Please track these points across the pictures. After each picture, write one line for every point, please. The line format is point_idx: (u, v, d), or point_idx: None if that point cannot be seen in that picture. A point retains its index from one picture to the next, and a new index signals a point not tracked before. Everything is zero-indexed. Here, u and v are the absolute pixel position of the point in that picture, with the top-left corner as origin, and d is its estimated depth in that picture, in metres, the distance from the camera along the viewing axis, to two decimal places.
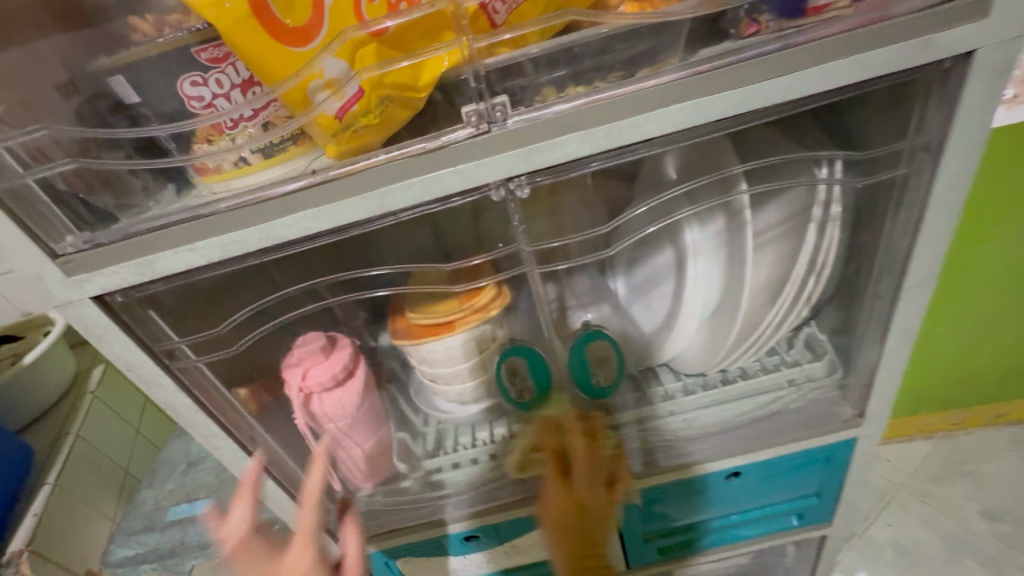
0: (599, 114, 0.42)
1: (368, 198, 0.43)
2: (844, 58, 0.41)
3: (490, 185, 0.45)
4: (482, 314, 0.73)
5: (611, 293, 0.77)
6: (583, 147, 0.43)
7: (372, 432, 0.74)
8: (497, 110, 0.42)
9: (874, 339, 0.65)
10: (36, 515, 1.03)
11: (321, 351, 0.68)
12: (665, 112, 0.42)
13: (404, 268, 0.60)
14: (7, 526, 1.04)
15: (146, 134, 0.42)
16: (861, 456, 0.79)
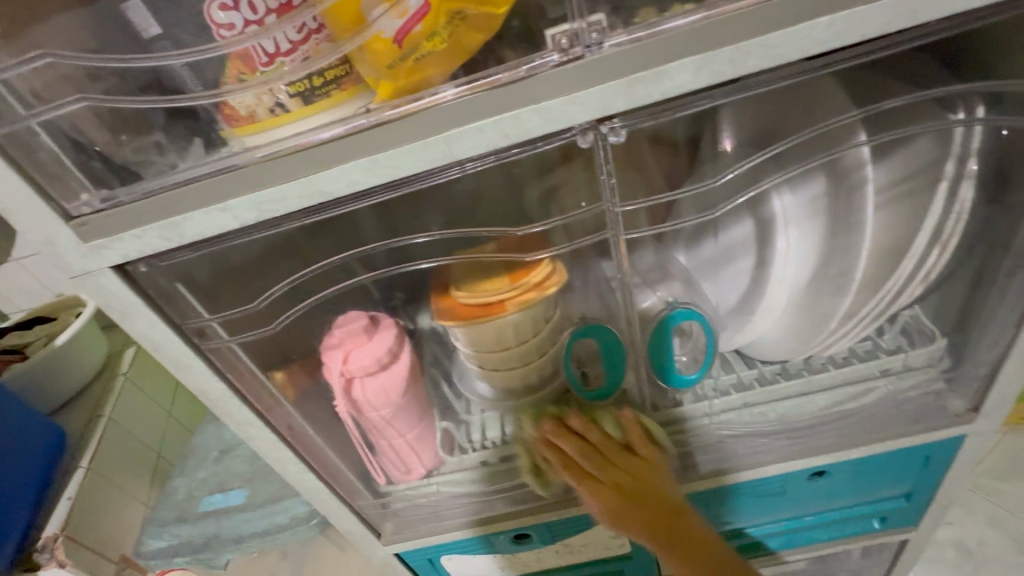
0: (723, 33, 0.33)
1: (433, 144, 0.36)
2: None
3: (577, 129, 0.37)
4: (539, 292, 0.66)
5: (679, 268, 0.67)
6: (700, 77, 0.34)
7: (416, 421, 0.68)
8: (593, 31, 0.34)
9: (1007, 321, 0.56)
10: (70, 499, 1.01)
11: (363, 332, 0.61)
12: (811, 27, 0.33)
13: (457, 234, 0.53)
14: (40, 510, 1.02)
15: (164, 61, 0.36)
16: (967, 456, 0.69)
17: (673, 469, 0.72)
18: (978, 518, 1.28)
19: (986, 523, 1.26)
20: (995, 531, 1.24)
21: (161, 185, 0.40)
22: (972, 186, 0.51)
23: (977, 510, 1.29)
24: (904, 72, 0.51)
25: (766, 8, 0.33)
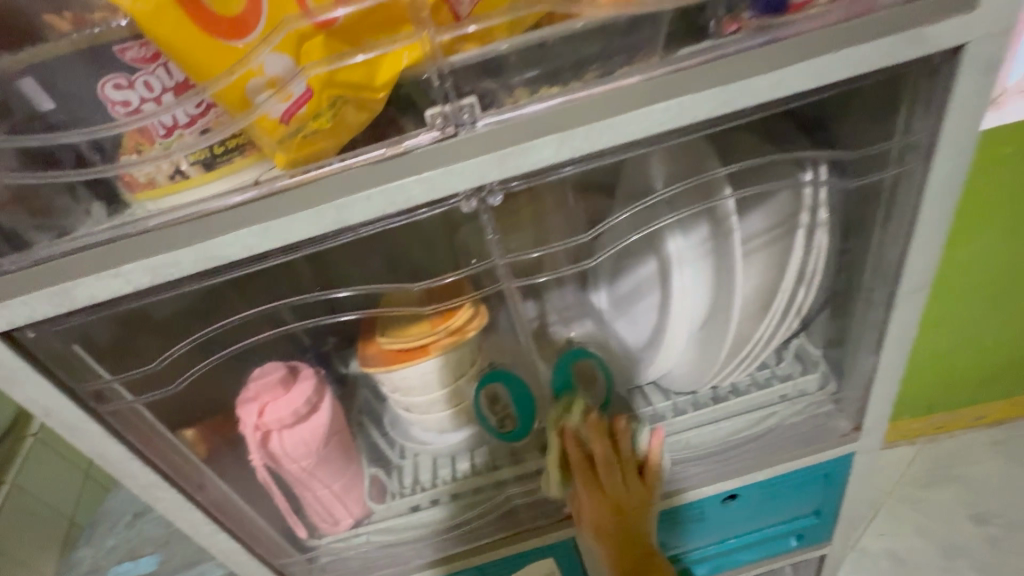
0: (577, 115, 0.39)
1: (322, 211, 0.39)
2: (829, 53, 0.39)
3: (459, 194, 0.41)
4: (458, 337, 0.68)
5: (594, 307, 0.74)
6: (560, 151, 0.39)
7: (341, 471, 0.68)
8: (465, 112, 0.38)
9: (868, 348, 0.63)
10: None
11: (280, 384, 0.61)
12: (648, 112, 0.39)
13: (371, 289, 0.54)
14: None
15: (55, 140, 0.37)
16: (860, 472, 0.76)
17: None
18: (906, 528, 1.42)
19: (913, 533, 1.41)
20: (922, 540, 1.39)
21: (53, 252, 0.40)
22: (826, 232, 0.58)
23: (903, 520, 1.43)
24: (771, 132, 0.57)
25: (612, 94, 0.39)
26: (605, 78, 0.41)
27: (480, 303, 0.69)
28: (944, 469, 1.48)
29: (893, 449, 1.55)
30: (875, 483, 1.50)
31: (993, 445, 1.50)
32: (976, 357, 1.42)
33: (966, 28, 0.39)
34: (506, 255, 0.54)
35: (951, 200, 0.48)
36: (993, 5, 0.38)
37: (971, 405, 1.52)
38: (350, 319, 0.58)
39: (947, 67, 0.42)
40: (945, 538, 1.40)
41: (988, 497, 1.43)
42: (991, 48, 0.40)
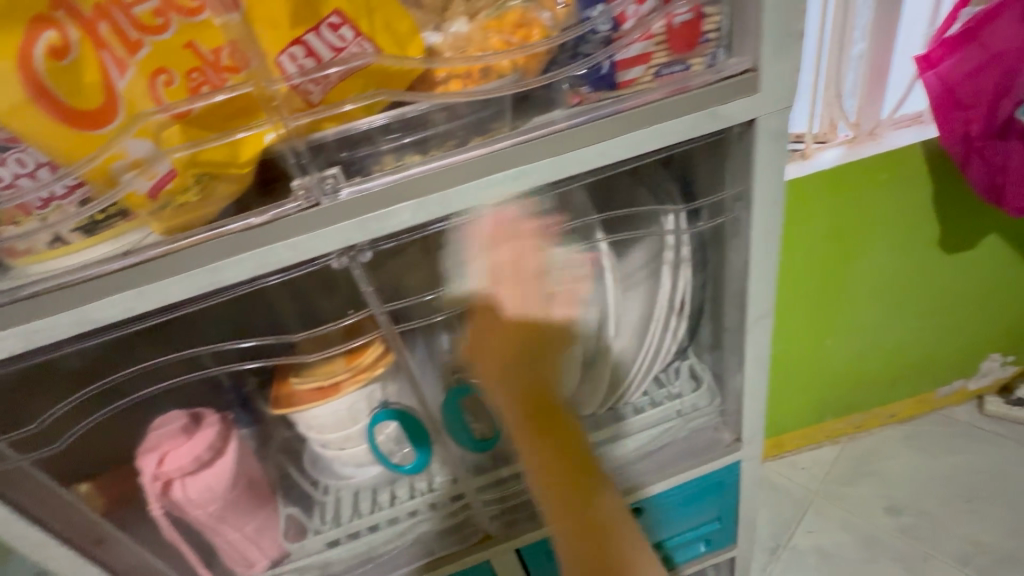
0: (429, 184, 0.44)
1: (196, 275, 0.42)
2: (644, 127, 0.46)
3: (330, 254, 0.45)
4: (366, 374, 0.70)
5: None
6: (418, 215, 0.44)
7: (252, 513, 0.69)
8: (328, 182, 0.43)
9: (735, 367, 0.71)
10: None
11: (182, 432, 0.64)
12: (492, 180, 0.45)
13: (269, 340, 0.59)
14: None
15: None
16: (748, 478, 0.83)
17: (508, 523, 0.78)
18: (834, 525, 1.51)
19: (839, 529, 1.49)
20: (846, 535, 1.47)
21: None
22: (688, 267, 0.68)
23: (831, 518, 1.52)
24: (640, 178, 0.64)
25: (461, 165, 0.44)
26: (458, 148, 0.45)
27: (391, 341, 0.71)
28: (863, 466, 1.60)
29: (815, 450, 1.67)
30: (800, 482, 1.61)
31: (904, 440, 1.63)
32: (879, 359, 1.56)
33: (752, 107, 0.47)
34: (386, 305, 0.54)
35: (774, 240, 0.57)
36: (771, 88, 0.47)
37: (883, 404, 1.66)
38: (261, 366, 0.60)
39: (746, 136, 0.50)
40: (867, 531, 1.48)
41: (903, 490, 1.53)
42: (777, 121, 0.49)
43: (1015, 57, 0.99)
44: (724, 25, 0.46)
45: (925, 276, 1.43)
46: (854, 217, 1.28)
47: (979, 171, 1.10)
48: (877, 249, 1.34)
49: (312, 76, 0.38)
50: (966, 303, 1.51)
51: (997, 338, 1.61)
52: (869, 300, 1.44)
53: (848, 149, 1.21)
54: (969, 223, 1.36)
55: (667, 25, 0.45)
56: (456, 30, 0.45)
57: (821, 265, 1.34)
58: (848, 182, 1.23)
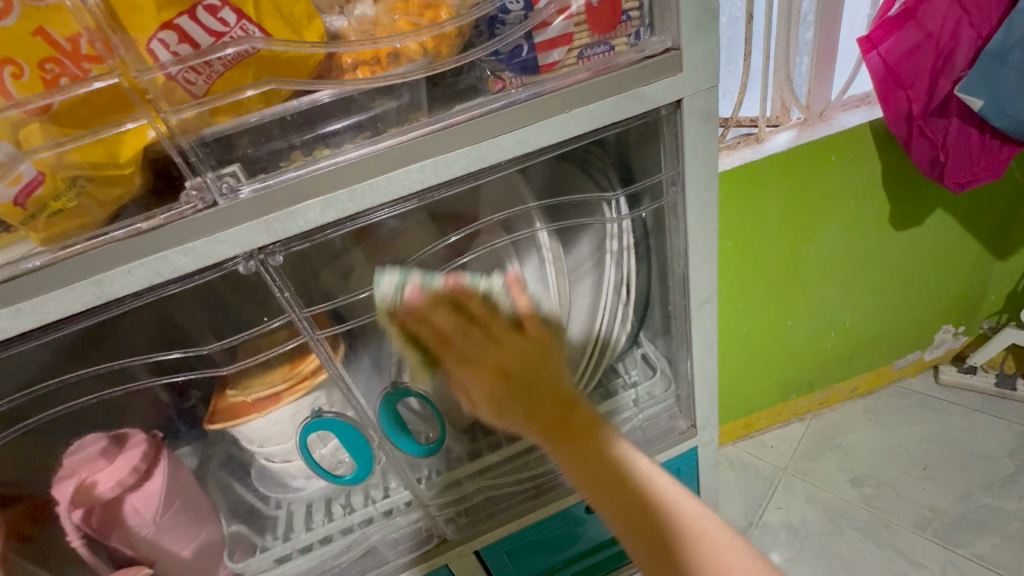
0: (338, 178, 0.41)
1: (81, 288, 0.38)
2: (563, 112, 0.44)
3: (235, 258, 0.42)
4: (308, 382, 0.66)
5: None
6: (328, 213, 0.42)
7: (191, 535, 0.65)
8: (226, 181, 0.39)
9: (684, 353, 0.70)
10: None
11: (102, 455, 0.60)
12: (406, 172, 0.42)
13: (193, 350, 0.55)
14: None
15: None
16: (706, 463, 0.84)
17: (463, 527, 0.77)
18: (800, 499, 1.55)
19: (805, 503, 1.53)
20: (812, 508, 1.50)
21: None
22: (633, 255, 0.68)
23: (797, 492, 1.56)
24: (581, 167, 0.64)
25: (370, 157, 0.41)
26: (368, 140, 0.42)
27: (335, 347, 0.66)
28: (826, 440, 1.64)
29: (783, 428, 1.71)
30: (769, 461, 1.64)
31: (865, 414, 1.68)
32: (837, 337, 1.60)
33: (675, 88, 0.46)
34: (310, 309, 0.51)
35: (710, 222, 0.56)
36: (693, 67, 0.46)
37: (843, 380, 1.70)
38: (186, 380, 0.56)
39: (674, 118, 0.49)
40: (832, 504, 1.52)
41: (864, 462, 1.58)
42: (703, 101, 0.48)
43: (947, 38, 1.01)
44: (645, 3, 0.44)
45: (876, 254, 1.47)
46: (807, 199, 1.30)
47: (922, 147, 1.11)
48: (831, 231, 1.37)
49: (190, 63, 0.34)
50: (917, 277, 1.56)
51: (948, 310, 1.67)
52: (825, 280, 1.47)
53: (800, 132, 1.24)
54: (916, 200, 1.39)
55: (586, 3, 0.43)
56: (360, 11, 0.41)
57: (777, 249, 1.36)
58: (801, 164, 1.24)
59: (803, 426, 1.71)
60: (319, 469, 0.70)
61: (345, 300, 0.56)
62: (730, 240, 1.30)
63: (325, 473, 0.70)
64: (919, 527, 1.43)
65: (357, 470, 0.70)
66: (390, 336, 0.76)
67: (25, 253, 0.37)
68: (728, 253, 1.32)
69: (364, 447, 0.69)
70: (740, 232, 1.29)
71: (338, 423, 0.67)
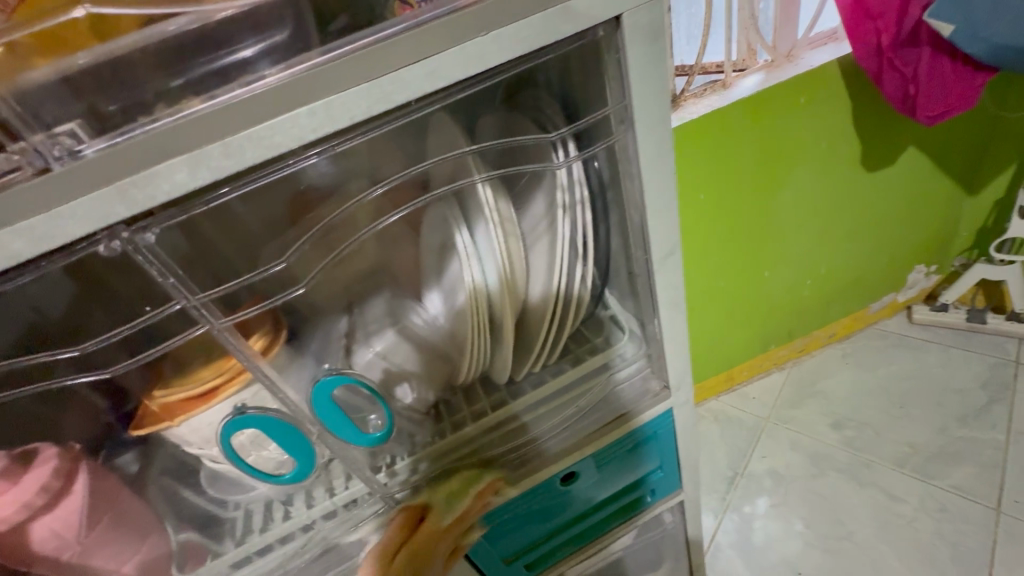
0: (205, 128, 0.33)
1: None
2: (481, 35, 0.37)
3: (94, 237, 0.35)
4: (241, 377, 0.59)
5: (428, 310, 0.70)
6: (199, 176, 0.34)
7: (128, 550, 0.60)
8: (60, 143, 0.32)
9: (651, 312, 0.66)
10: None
11: (4, 476, 0.53)
12: (292, 118, 0.34)
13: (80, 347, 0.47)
14: None
15: None
16: (683, 423, 0.81)
17: None
18: (782, 447, 1.56)
19: (787, 450, 1.54)
20: (794, 455, 1.52)
21: None
22: (589, 209, 0.61)
23: (780, 440, 1.57)
24: (527, 113, 0.57)
25: (246, 102, 0.34)
26: (243, 82, 0.36)
27: (265, 347, 0.59)
28: (806, 387, 1.65)
29: (764, 379, 1.71)
30: (752, 412, 1.64)
31: (842, 358, 1.69)
32: (813, 285, 1.59)
33: (611, 2, 0.39)
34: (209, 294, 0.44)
35: (667, 163, 0.50)
36: None
37: (821, 326, 1.70)
38: (82, 381, 0.49)
39: (614, 38, 0.43)
40: (814, 448, 1.53)
41: (843, 405, 1.59)
42: (646, 17, 0.41)
43: None
44: None
45: (849, 196, 1.43)
46: (777, 142, 1.24)
47: (892, 82, 1.07)
48: (803, 175, 1.32)
49: None
50: (890, 218, 1.54)
51: (920, 249, 1.66)
52: (799, 227, 1.43)
53: (767, 75, 1.17)
54: (888, 138, 1.35)
55: None
56: None
57: (750, 198, 1.31)
58: (768, 106, 1.17)
59: (783, 375, 1.71)
60: (257, 472, 0.63)
61: (258, 275, 0.48)
62: (701, 193, 1.24)
63: (259, 473, 0.63)
64: (897, 464, 1.45)
65: (297, 467, 0.64)
66: (336, 318, 0.69)
67: None
68: (699, 207, 1.27)
69: (303, 443, 0.63)
70: (711, 184, 1.24)
71: (264, 422, 0.59)
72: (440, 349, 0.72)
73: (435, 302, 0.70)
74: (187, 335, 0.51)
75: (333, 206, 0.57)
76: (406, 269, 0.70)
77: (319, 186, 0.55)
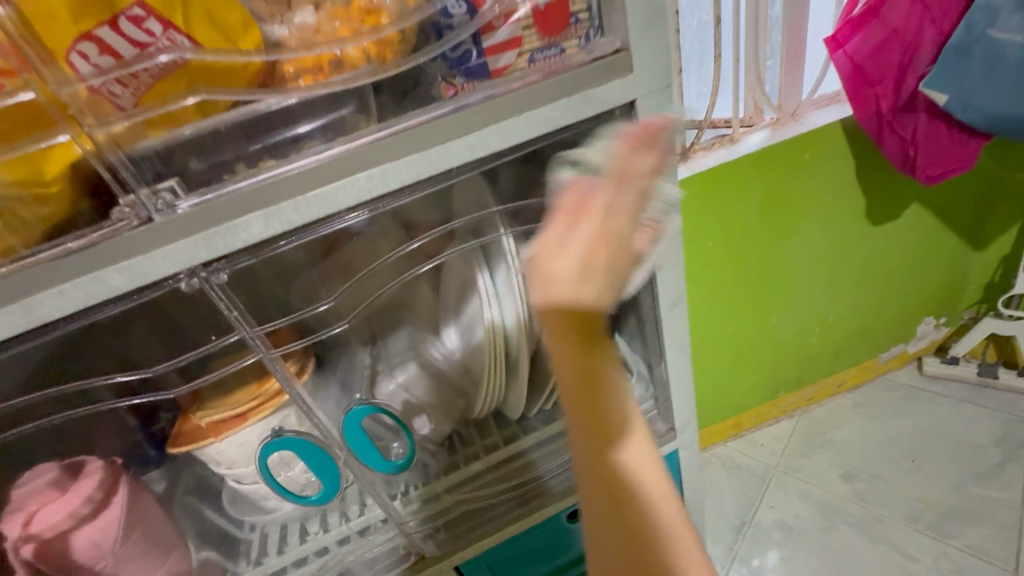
0: (281, 190, 0.40)
1: (9, 314, 0.37)
2: (514, 116, 0.44)
3: (177, 275, 0.41)
4: (275, 402, 0.64)
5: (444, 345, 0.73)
6: (270, 227, 0.40)
7: (153, 565, 0.63)
8: (163, 196, 0.38)
9: (658, 357, 0.70)
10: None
11: (54, 487, 0.58)
12: (352, 182, 0.41)
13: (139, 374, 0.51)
14: None
15: None
16: (688, 465, 0.83)
17: (443, 542, 0.75)
18: (793, 497, 1.54)
19: (798, 500, 1.52)
20: (805, 505, 1.50)
21: None
22: None
23: (790, 490, 1.55)
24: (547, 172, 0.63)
25: (314, 169, 0.40)
26: (311, 150, 0.41)
27: (299, 371, 0.64)
28: (816, 437, 1.64)
29: (773, 425, 1.70)
30: (762, 459, 1.64)
31: (854, 408, 1.69)
32: (822, 332, 1.61)
33: (625, 88, 0.46)
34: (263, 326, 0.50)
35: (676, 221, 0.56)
36: (643, 69, 0.46)
37: (831, 375, 1.71)
38: (134, 405, 0.54)
39: (628, 118, 0.49)
40: (825, 500, 1.51)
41: (855, 456, 1.58)
42: (656, 102, 0.48)
43: (911, 35, 1.02)
44: (593, 4, 0.44)
45: (855, 248, 1.48)
46: (785, 193, 1.30)
47: (893, 144, 1.12)
48: (809, 226, 1.38)
49: (113, 76, 0.33)
50: (897, 270, 1.58)
51: (929, 302, 1.68)
52: (807, 273, 1.47)
53: (773, 131, 1.25)
54: (889, 194, 1.41)
55: (533, 7, 0.42)
56: (299, 19, 0.40)
57: (756, 247, 1.36)
58: (775, 160, 1.24)
59: (793, 423, 1.71)
60: (282, 491, 0.66)
61: (305, 314, 0.54)
62: (710, 239, 1.30)
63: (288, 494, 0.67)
64: (911, 520, 1.43)
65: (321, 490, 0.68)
66: (361, 348, 0.74)
67: None
68: (708, 253, 1.32)
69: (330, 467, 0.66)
70: (719, 230, 1.29)
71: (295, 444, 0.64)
72: (456, 382, 0.76)
73: (452, 337, 0.74)
74: (233, 366, 0.56)
75: (370, 247, 0.63)
76: (428, 305, 0.75)
77: (358, 229, 0.61)
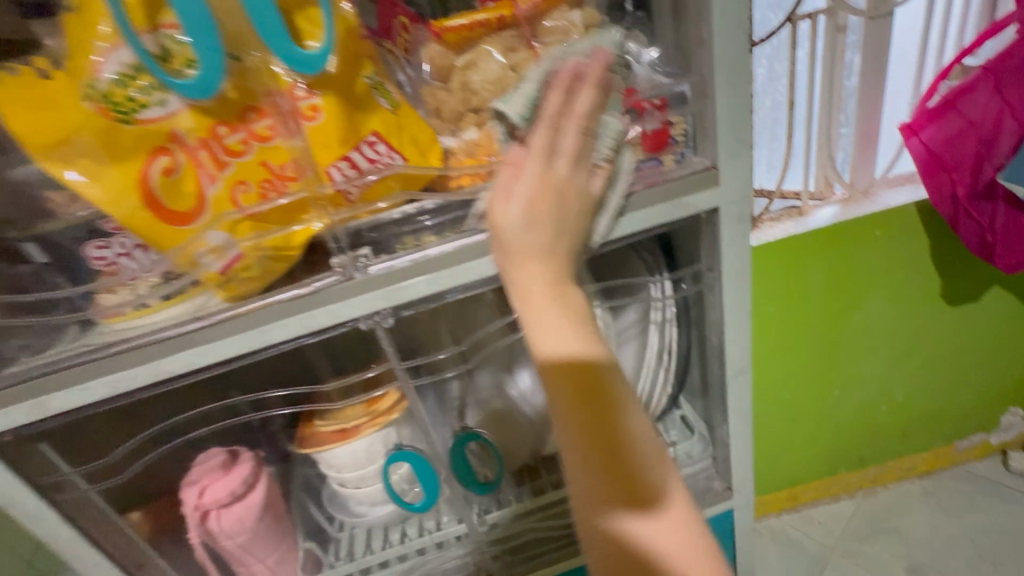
0: (443, 260, 0.54)
1: (250, 336, 0.53)
2: (621, 215, 0.56)
3: (358, 319, 0.54)
4: (383, 419, 0.77)
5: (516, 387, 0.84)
6: (431, 286, 0.54)
7: (273, 546, 0.75)
8: (360, 260, 0.52)
9: (721, 419, 0.77)
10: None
11: (221, 467, 0.70)
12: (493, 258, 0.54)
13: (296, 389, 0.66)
14: None
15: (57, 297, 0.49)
16: (742, 526, 0.87)
17: (508, 563, 0.86)
18: None
19: None
20: None
21: (26, 372, 0.51)
22: (675, 326, 0.75)
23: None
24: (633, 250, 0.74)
25: (466, 247, 0.54)
26: (466, 232, 0.55)
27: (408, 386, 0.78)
28: (879, 522, 1.57)
29: (831, 504, 1.65)
30: (817, 538, 1.58)
31: (922, 496, 1.61)
32: (888, 410, 1.57)
33: (712, 198, 0.57)
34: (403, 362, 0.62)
35: (747, 303, 0.65)
36: (729, 183, 0.56)
37: (898, 457, 1.65)
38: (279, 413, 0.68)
39: (713, 219, 0.59)
40: None
41: (922, 548, 1.50)
42: (738, 208, 0.58)
43: (989, 126, 1.04)
44: (689, 130, 0.56)
45: (926, 328, 1.46)
46: (852, 267, 1.33)
47: (967, 227, 1.13)
48: (876, 302, 1.39)
49: (355, 181, 0.48)
50: (974, 354, 1.53)
51: (1011, 392, 1.61)
52: (873, 346, 1.46)
53: (844, 208, 1.30)
54: (965, 276, 1.39)
55: (642, 131, 0.55)
56: (467, 137, 0.55)
57: (819, 318, 1.40)
58: (844, 234, 1.28)
59: (853, 504, 1.64)
60: (393, 494, 0.79)
61: (427, 359, 0.66)
62: (772, 305, 1.34)
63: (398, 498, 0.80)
64: None
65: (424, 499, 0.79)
66: (453, 382, 0.85)
67: (209, 307, 0.53)
68: (769, 319, 1.36)
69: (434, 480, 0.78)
70: (782, 297, 1.34)
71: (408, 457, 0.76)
72: (530, 420, 0.86)
73: (525, 379, 0.84)
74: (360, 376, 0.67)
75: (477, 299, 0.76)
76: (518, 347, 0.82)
77: None
